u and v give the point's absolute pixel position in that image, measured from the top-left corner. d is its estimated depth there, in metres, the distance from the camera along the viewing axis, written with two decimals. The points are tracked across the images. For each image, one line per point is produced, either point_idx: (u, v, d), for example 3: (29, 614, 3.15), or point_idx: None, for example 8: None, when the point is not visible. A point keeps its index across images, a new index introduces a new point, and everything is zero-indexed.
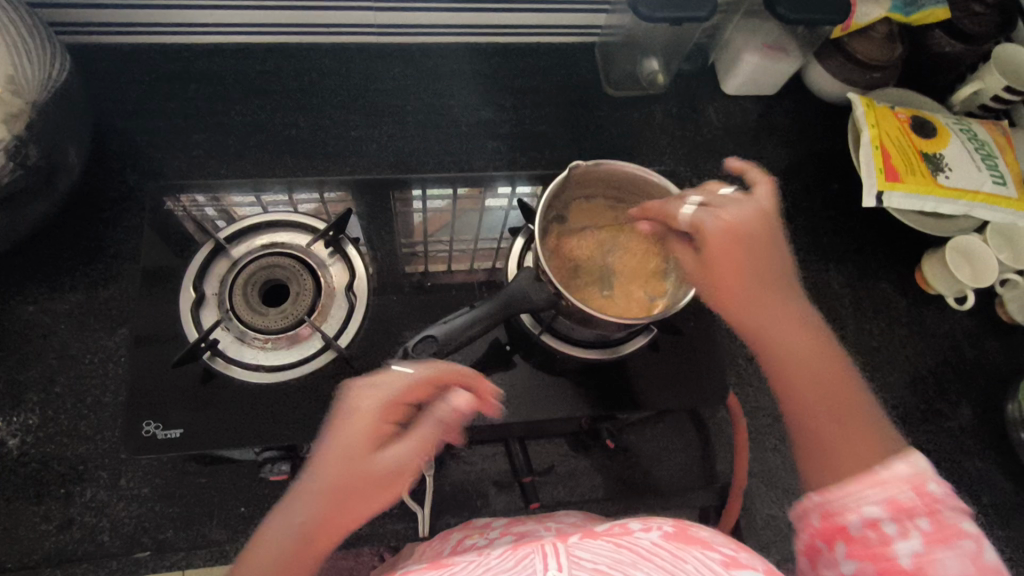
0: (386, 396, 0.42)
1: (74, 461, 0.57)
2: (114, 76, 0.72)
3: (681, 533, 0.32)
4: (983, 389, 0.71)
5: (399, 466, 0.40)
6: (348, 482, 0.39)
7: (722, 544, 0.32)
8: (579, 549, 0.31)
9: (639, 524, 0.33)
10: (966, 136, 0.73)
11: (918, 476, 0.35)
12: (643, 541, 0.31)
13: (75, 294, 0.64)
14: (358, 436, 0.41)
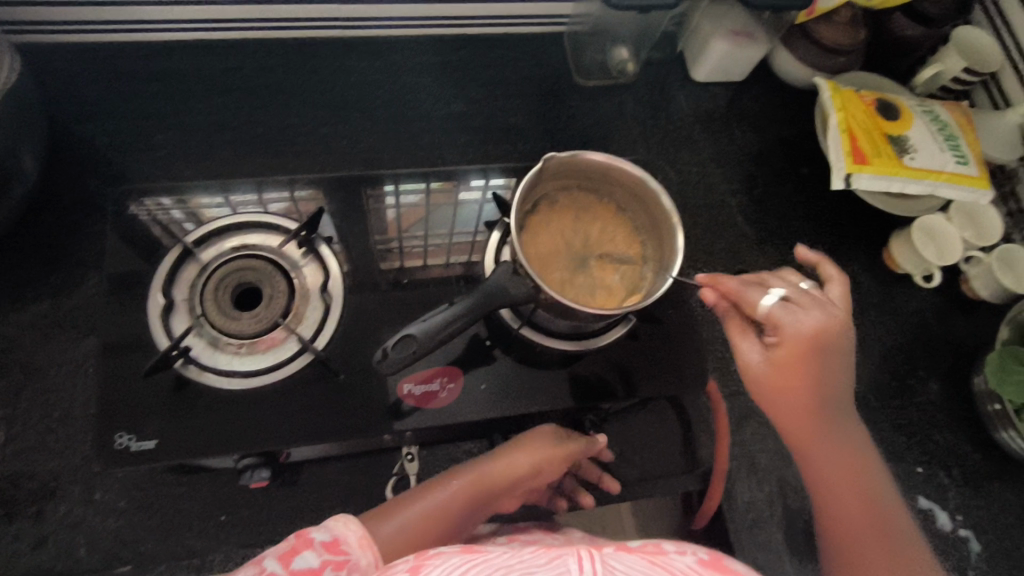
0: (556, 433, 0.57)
1: (45, 477, 0.56)
2: (68, 77, 0.69)
3: (717, 562, 0.32)
4: (951, 363, 0.73)
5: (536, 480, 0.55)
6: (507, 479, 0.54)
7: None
8: (614, 560, 0.32)
9: (673, 546, 0.33)
10: (929, 118, 0.74)
11: None
12: (679, 564, 0.32)
13: (36, 305, 0.61)
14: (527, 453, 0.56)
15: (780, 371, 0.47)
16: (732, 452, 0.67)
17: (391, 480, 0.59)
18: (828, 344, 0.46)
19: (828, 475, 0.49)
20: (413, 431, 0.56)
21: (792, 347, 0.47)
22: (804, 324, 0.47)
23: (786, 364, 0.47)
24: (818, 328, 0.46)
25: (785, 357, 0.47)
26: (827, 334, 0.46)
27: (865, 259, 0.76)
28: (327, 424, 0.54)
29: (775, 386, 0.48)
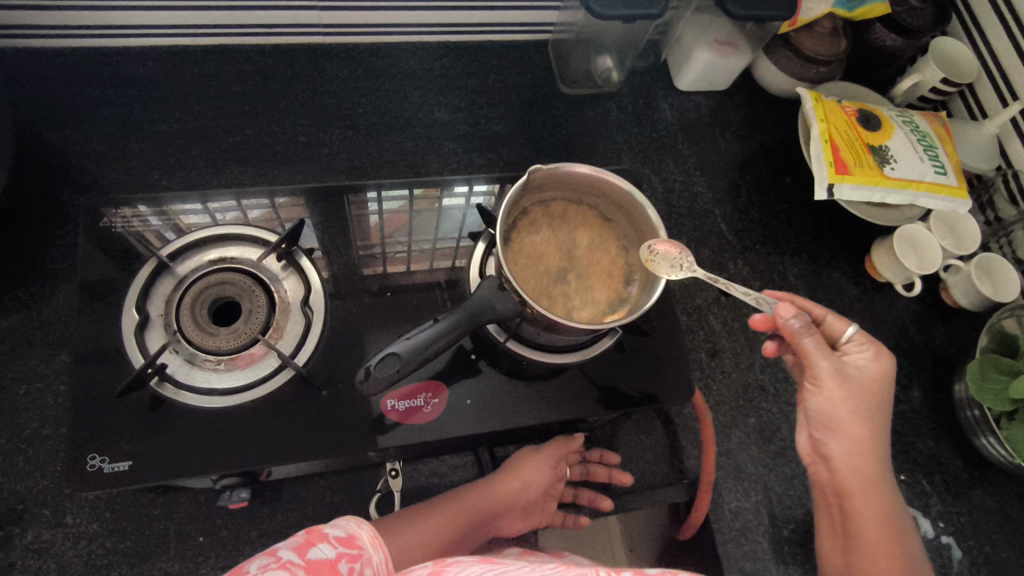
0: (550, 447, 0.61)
1: (13, 500, 0.54)
2: (37, 84, 0.67)
3: None
4: (932, 371, 0.73)
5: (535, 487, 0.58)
6: (502, 488, 0.57)
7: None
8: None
9: None
10: (908, 128, 0.75)
11: None
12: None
13: (4, 320, 0.59)
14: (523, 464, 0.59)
15: (841, 411, 0.50)
16: (717, 462, 0.67)
17: (374, 496, 0.58)
18: (880, 394, 0.50)
19: (869, 502, 0.49)
20: (397, 447, 0.55)
21: (855, 392, 0.50)
22: (863, 376, 0.50)
23: (848, 405, 0.50)
24: (876, 379, 0.50)
25: (846, 397, 0.50)
26: (878, 383, 0.50)
27: (847, 267, 0.77)
28: (308, 442, 0.53)
29: (835, 422, 0.50)
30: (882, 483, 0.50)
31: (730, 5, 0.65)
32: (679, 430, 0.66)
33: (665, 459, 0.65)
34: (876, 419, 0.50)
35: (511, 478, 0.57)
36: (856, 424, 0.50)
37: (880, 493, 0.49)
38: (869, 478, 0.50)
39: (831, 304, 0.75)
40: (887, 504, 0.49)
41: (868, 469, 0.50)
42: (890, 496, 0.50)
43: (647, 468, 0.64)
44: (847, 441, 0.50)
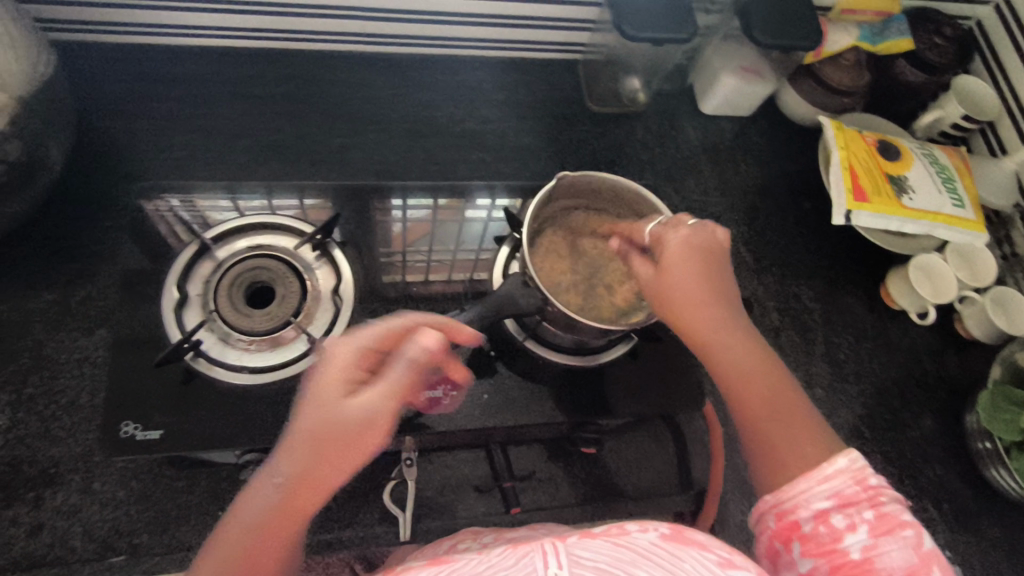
0: (357, 342, 0.42)
1: (46, 464, 0.56)
2: (97, 76, 0.71)
3: (678, 534, 0.34)
4: (943, 400, 0.74)
5: (365, 417, 0.39)
6: (318, 432, 0.38)
7: (716, 546, 0.34)
8: (581, 550, 0.33)
9: (635, 525, 0.34)
10: (928, 161, 0.77)
11: (860, 470, 0.41)
12: (642, 542, 0.33)
13: (49, 293, 0.62)
14: (337, 424, 0.38)
15: (677, 290, 0.48)
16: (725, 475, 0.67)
17: (387, 485, 0.59)
18: (698, 250, 0.49)
19: (738, 372, 0.47)
20: (414, 436, 0.57)
21: (682, 259, 0.48)
22: (688, 241, 0.49)
23: (675, 275, 0.48)
24: (699, 241, 0.49)
25: (683, 272, 0.48)
26: (695, 243, 0.49)
27: (863, 293, 0.78)
28: None
29: (666, 300, 0.48)
30: (739, 344, 0.47)
31: (757, 33, 0.68)
32: (688, 440, 0.67)
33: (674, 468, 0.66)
34: (709, 278, 0.48)
35: (322, 415, 0.39)
36: (690, 297, 0.48)
37: (739, 360, 0.47)
38: (722, 344, 0.47)
39: (845, 328, 0.76)
40: (754, 367, 0.47)
41: (716, 332, 0.47)
42: (754, 354, 0.47)
43: (657, 476, 0.65)
44: (680, 316, 0.48)
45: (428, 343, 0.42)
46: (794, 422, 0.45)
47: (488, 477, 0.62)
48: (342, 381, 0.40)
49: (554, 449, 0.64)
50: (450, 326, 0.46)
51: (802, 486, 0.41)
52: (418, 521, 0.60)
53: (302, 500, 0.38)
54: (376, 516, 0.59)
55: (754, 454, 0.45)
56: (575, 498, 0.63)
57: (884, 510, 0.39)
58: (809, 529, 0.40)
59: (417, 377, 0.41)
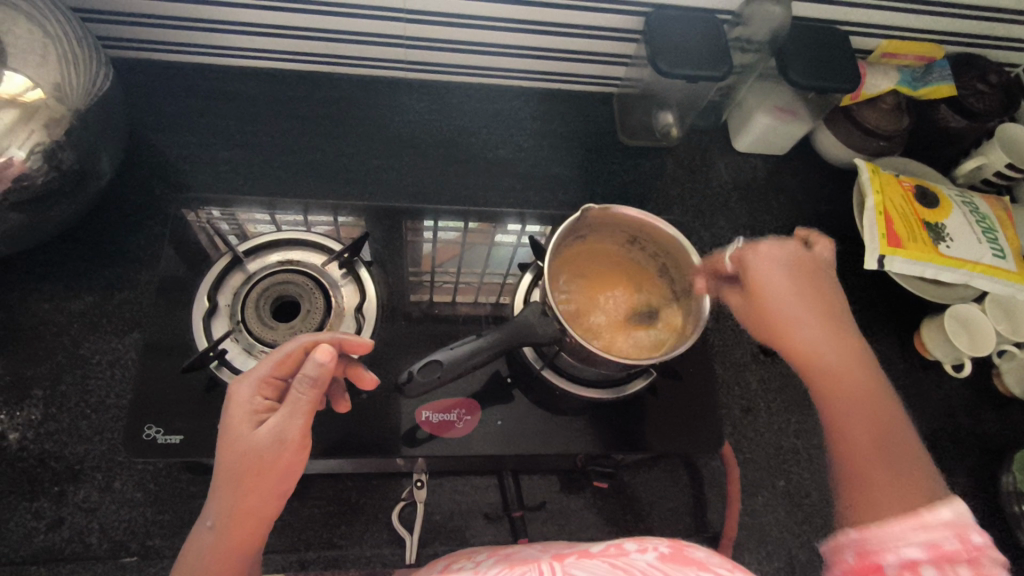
0: (257, 376, 0.45)
1: (71, 460, 0.58)
2: (152, 91, 0.75)
3: (676, 554, 0.34)
4: (977, 458, 0.71)
5: (279, 436, 0.43)
6: (236, 463, 0.42)
7: (717, 564, 0.33)
8: (575, 568, 0.33)
9: (634, 546, 0.35)
10: (968, 209, 0.75)
11: (961, 525, 0.36)
12: (640, 563, 0.33)
13: (89, 295, 0.65)
14: (256, 451, 0.42)
15: (769, 302, 0.50)
16: (742, 520, 0.66)
17: (397, 505, 0.60)
18: (792, 269, 0.51)
19: (837, 386, 0.47)
20: (425, 457, 0.57)
21: (774, 272, 0.51)
22: (777, 259, 0.51)
23: (770, 287, 0.50)
24: (810, 262, 0.52)
25: (779, 280, 0.50)
26: (787, 261, 0.51)
27: (895, 341, 0.76)
28: (346, 440, 0.56)
29: (771, 310, 0.50)
30: (843, 360, 0.48)
31: (791, 73, 0.68)
32: (704, 481, 0.66)
33: (688, 510, 0.64)
34: (815, 294, 0.50)
35: (239, 446, 0.43)
36: (791, 305, 0.50)
37: (842, 373, 0.47)
38: (828, 355, 0.48)
39: None
40: (860, 386, 0.46)
41: (820, 342, 0.48)
42: (861, 370, 0.47)
43: (670, 515, 0.64)
44: (779, 327, 0.49)
45: (318, 358, 0.44)
46: (886, 446, 0.44)
47: (498, 505, 0.62)
48: (250, 414, 0.44)
49: (567, 480, 0.63)
50: (345, 339, 0.49)
51: (895, 530, 0.38)
52: (425, 545, 0.60)
53: (240, 532, 0.42)
54: (384, 536, 0.59)
55: (846, 471, 0.44)
56: (584, 532, 0.62)
57: (985, 571, 0.34)
58: (891, 573, 0.36)
59: (321, 394, 0.45)
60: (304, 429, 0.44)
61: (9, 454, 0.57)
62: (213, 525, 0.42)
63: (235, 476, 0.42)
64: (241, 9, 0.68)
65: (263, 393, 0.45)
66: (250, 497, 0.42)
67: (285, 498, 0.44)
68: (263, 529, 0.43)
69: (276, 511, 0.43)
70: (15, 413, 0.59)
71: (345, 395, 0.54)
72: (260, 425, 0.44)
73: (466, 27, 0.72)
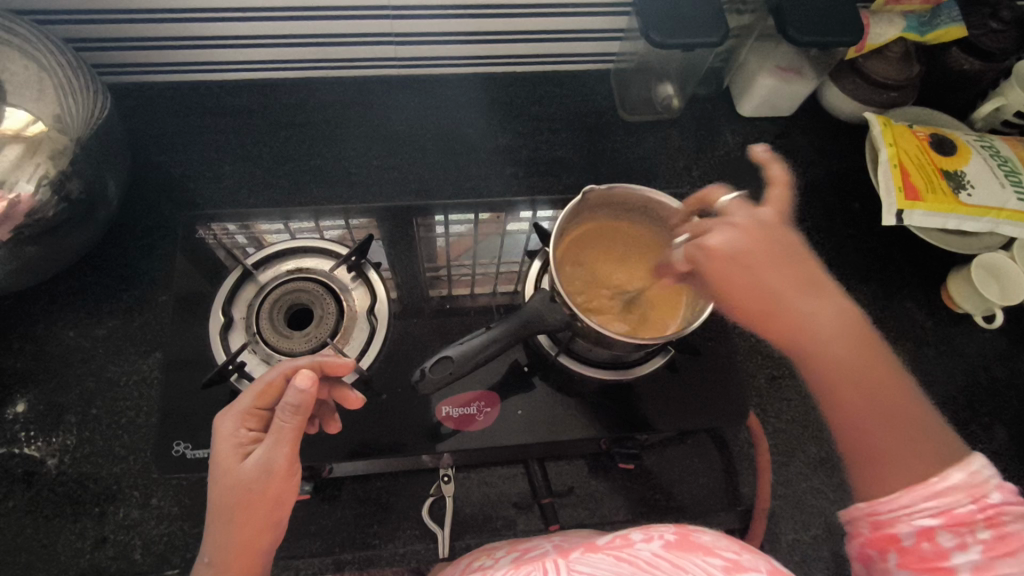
0: (239, 409, 0.46)
1: (108, 480, 0.60)
2: (152, 113, 0.76)
3: (682, 541, 0.34)
4: (1016, 409, 0.69)
5: (267, 465, 0.44)
6: (227, 496, 0.43)
7: (723, 549, 0.33)
8: (581, 564, 0.34)
9: (640, 535, 0.35)
10: (988, 152, 0.72)
11: (978, 485, 0.35)
12: (644, 553, 0.33)
13: (111, 319, 0.67)
14: (242, 486, 0.43)
15: (731, 289, 0.43)
16: (774, 490, 0.65)
17: (427, 501, 0.60)
18: (750, 252, 0.43)
19: (827, 366, 0.41)
20: (452, 452, 0.57)
21: (728, 263, 0.43)
22: (726, 245, 0.43)
23: (727, 281, 0.43)
24: (759, 229, 0.44)
25: (729, 269, 0.43)
26: (743, 245, 0.43)
27: (922, 296, 0.74)
28: (371, 439, 0.57)
29: (739, 305, 0.44)
30: (832, 330, 0.41)
31: (791, 31, 0.65)
32: (734, 454, 0.65)
33: (720, 483, 0.64)
34: (774, 272, 0.43)
35: (229, 479, 0.44)
36: (754, 294, 0.43)
37: (832, 352, 0.41)
38: (816, 330, 0.41)
39: (903, 334, 0.72)
40: (849, 353, 0.41)
41: (802, 317, 0.42)
42: (850, 334, 0.41)
43: (701, 491, 0.63)
44: (757, 316, 0.43)
45: (300, 384, 0.44)
46: (888, 412, 0.40)
47: (527, 493, 0.62)
48: (235, 447, 0.45)
49: (594, 463, 0.63)
50: (326, 361, 0.49)
51: (904, 502, 0.36)
52: (456, 538, 0.60)
53: (238, 565, 0.43)
54: (416, 532, 0.60)
55: (850, 445, 0.41)
56: (615, 514, 0.62)
57: (1007, 530, 0.34)
58: (909, 543, 0.35)
59: (305, 418, 0.45)
60: (290, 456, 0.45)
61: (50, 479, 0.59)
62: (210, 561, 0.43)
63: (224, 511, 0.43)
64: (228, 23, 0.68)
65: (246, 425, 0.46)
66: (243, 530, 0.43)
67: (280, 525, 0.45)
68: (260, 559, 0.44)
69: (272, 540, 0.45)
70: (51, 439, 0.61)
71: (335, 417, 0.54)
72: (247, 457, 0.45)
73: (452, 17, 0.71)
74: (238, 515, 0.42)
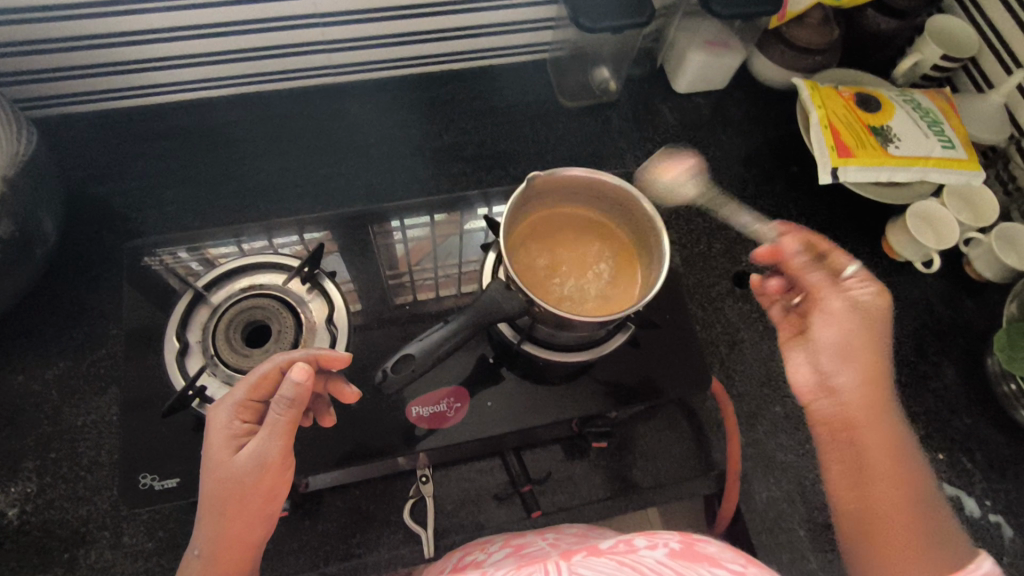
0: (233, 401, 0.47)
1: (75, 524, 0.58)
2: (84, 145, 0.74)
3: (687, 551, 0.35)
4: (962, 347, 0.72)
5: (261, 460, 0.45)
6: (221, 490, 0.44)
7: (729, 559, 0.34)
8: (582, 568, 0.34)
9: (644, 542, 0.36)
10: (910, 106, 0.75)
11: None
12: (648, 560, 0.34)
13: (62, 359, 0.64)
14: (236, 478, 0.44)
15: (834, 338, 0.50)
16: (744, 451, 0.67)
17: (407, 503, 0.60)
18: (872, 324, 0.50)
19: (868, 434, 0.47)
20: (427, 451, 0.57)
21: (851, 325, 0.49)
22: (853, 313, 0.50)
23: (839, 337, 0.49)
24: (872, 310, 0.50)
25: (854, 322, 0.50)
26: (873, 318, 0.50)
27: (864, 249, 0.77)
28: (345, 449, 0.56)
29: (829, 349, 0.50)
30: (885, 422, 0.47)
31: (715, 5, 0.67)
32: (703, 419, 0.67)
33: (692, 451, 0.65)
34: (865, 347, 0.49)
35: (221, 472, 0.44)
36: (853, 355, 0.49)
37: (886, 435, 0.47)
38: (870, 418, 0.47)
39: None
40: (891, 451, 0.46)
41: (873, 404, 0.48)
42: (894, 448, 0.47)
43: (675, 461, 0.65)
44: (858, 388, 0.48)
45: (294, 377, 0.45)
46: (904, 504, 0.45)
47: (506, 484, 0.62)
48: (229, 439, 0.46)
49: (570, 446, 0.64)
50: (321, 354, 0.49)
51: None
52: (441, 537, 0.60)
53: (227, 557, 0.44)
54: (400, 535, 0.60)
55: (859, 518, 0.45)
56: (593, 494, 0.63)
57: None
58: None
59: (299, 412, 0.46)
60: (283, 450, 0.46)
61: (12, 530, 0.57)
62: (199, 554, 0.45)
63: (215, 503, 0.44)
64: (157, 44, 0.67)
65: (241, 418, 0.47)
66: (232, 522, 0.44)
67: (271, 518, 0.46)
68: (251, 552, 0.45)
69: (262, 533, 0.46)
70: (10, 489, 0.59)
71: (330, 411, 0.54)
72: (240, 449, 0.46)
73: (384, 20, 0.71)
74: (227, 509, 0.44)
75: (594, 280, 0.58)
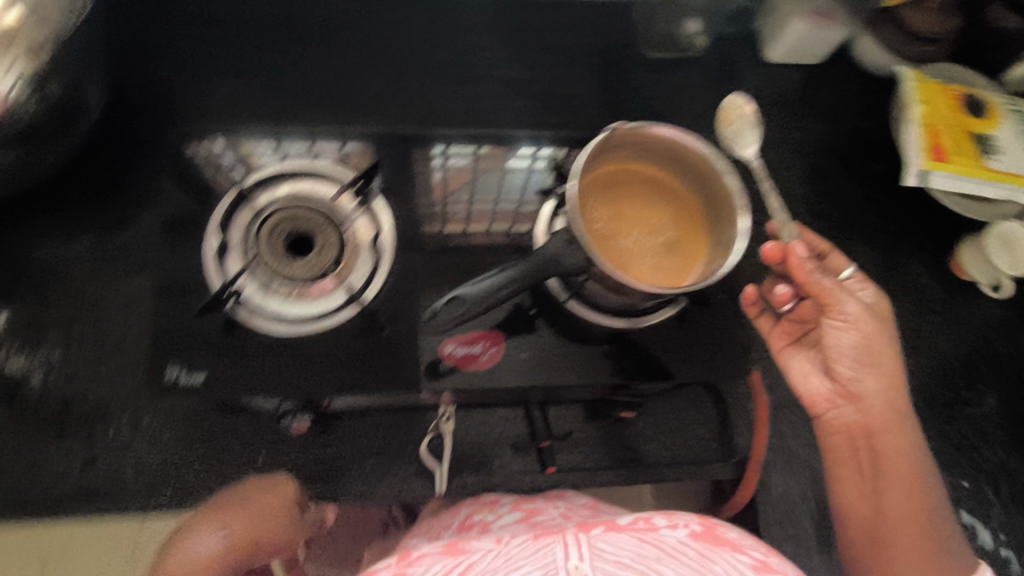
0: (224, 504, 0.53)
1: (95, 402, 0.57)
2: (126, 11, 0.68)
3: (709, 533, 0.35)
4: (1010, 376, 0.71)
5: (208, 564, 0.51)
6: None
7: (750, 547, 0.35)
8: (602, 542, 0.34)
9: (663, 521, 0.35)
10: (1019, 118, 0.70)
11: None
12: (669, 539, 0.34)
13: (86, 237, 0.61)
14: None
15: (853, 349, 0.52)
16: None
17: (425, 438, 0.59)
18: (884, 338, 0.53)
19: (891, 458, 0.53)
20: (453, 391, 0.57)
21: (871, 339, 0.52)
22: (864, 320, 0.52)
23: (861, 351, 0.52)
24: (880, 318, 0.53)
25: (871, 331, 0.52)
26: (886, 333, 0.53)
27: (930, 261, 0.73)
28: (371, 375, 0.56)
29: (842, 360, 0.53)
30: (908, 440, 0.54)
31: None
32: (731, 407, 0.65)
33: (713, 435, 0.64)
34: (882, 364, 0.53)
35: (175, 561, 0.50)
36: (870, 362, 0.53)
37: (903, 455, 0.54)
38: (895, 442, 0.53)
39: (906, 298, 0.72)
40: (907, 470, 0.54)
41: (896, 424, 0.53)
42: (910, 467, 0.54)
43: (694, 442, 0.64)
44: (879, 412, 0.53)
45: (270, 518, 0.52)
46: (912, 515, 0.54)
47: (524, 436, 0.61)
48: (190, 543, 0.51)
49: (591, 410, 0.62)
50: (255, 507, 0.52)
51: None
52: (453, 475, 0.60)
53: None
54: (413, 468, 0.59)
55: (866, 525, 0.55)
56: (610, 460, 0.62)
57: None
58: None
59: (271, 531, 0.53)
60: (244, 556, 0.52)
61: (33, 398, 0.57)
62: None
63: None
64: None
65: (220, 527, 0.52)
66: None
67: None
68: None
69: None
70: (33, 354, 0.58)
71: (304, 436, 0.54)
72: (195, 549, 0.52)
73: None
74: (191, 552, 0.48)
75: (657, 247, 0.55)
